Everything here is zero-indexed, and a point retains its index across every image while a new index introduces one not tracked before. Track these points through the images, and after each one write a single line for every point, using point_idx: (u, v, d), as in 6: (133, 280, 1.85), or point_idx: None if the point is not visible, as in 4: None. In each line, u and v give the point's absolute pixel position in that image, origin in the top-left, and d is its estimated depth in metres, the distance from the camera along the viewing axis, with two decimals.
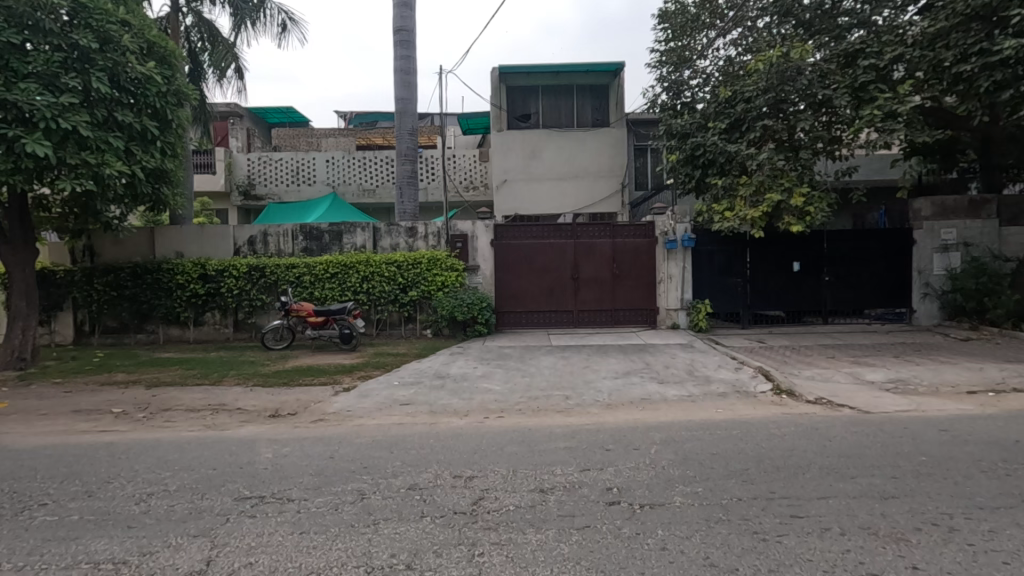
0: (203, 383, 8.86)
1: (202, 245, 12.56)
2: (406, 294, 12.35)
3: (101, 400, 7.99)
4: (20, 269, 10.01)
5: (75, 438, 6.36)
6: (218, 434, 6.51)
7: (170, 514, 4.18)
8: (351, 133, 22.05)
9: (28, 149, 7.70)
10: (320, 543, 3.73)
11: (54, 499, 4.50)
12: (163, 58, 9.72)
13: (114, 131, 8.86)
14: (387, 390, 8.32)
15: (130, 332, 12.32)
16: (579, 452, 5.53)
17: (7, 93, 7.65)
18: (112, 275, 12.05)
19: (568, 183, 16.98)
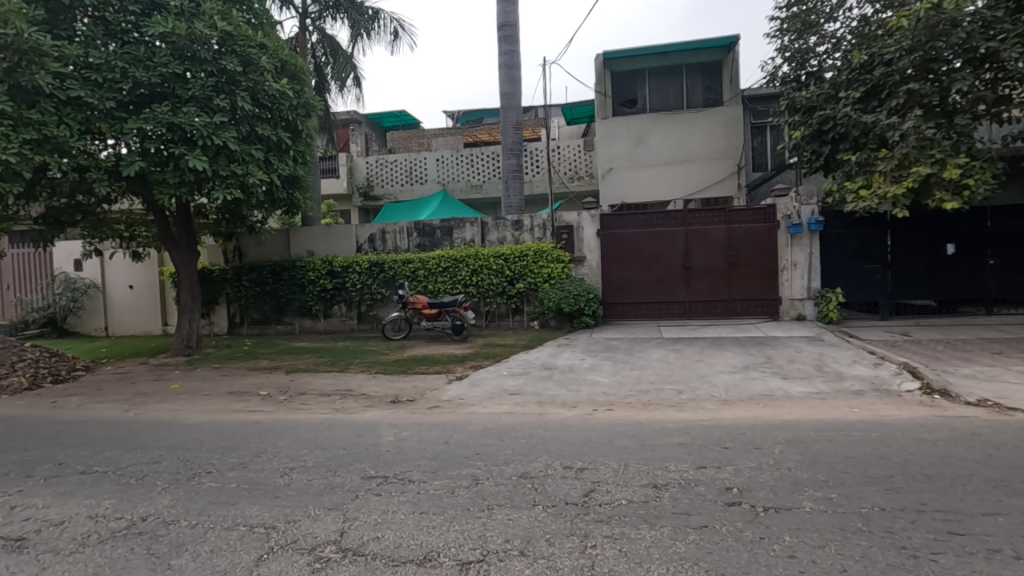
0: (332, 370, 9.70)
1: (329, 243, 13.72)
2: (513, 287, 12.57)
3: (251, 383, 9.06)
4: (187, 269, 11.61)
5: (232, 416, 7.28)
6: (347, 417, 7.11)
7: (309, 488, 4.64)
8: (458, 131, 22.84)
9: (190, 165, 8.89)
10: (439, 524, 3.93)
11: (217, 468, 5.18)
12: (294, 75, 10.72)
13: (256, 144, 9.92)
14: (496, 380, 8.56)
15: (271, 323, 13.78)
16: (694, 449, 5.30)
17: (174, 116, 8.85)
18: (256, 272, 13.55)
19: (678, 168, 16.23)
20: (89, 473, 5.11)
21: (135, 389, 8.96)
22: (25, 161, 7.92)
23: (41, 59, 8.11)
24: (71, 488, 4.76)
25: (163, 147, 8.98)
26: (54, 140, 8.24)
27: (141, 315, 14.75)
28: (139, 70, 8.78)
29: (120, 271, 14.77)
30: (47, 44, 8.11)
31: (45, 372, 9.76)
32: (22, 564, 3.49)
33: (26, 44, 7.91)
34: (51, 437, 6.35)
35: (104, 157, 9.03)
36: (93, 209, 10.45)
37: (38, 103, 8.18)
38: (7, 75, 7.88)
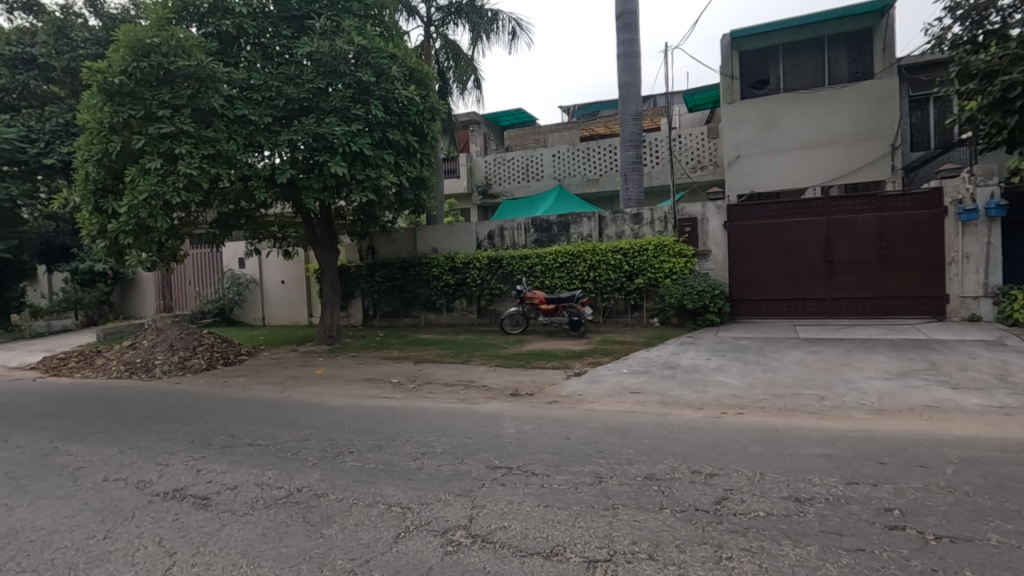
0: (456, 362, 10.15)
1: (452, 240, 14.35)
2: (632, 282, 12.26)
3: (384, 371, 9.78)
4: (328, 266, 12.80)
5: (369, 401, 7.90)
6: (470, 407, 7.40)
7: (439, 473, 4.88)
8: (574, 126, 22.75)
9: (331, 170, 9.77)
10: (564, 519, 3.93)
11: (358, 449, 5.65)
12: (421, 81, 11.32)
13: (387, 149, 10.65)
14: (616, 377, 8.40)
15: (399, 316, 14.75)
16: (843, 462, 4.78)
17: (318, 127, 9.77)
18: (387, 268, 14.56)
19: (817, 153, 14.76)
20: (255, 445, 5.82)
21: (288, 373, 10.08)
22: (203, 173, 9.20)
23: (215, 84, 9.37)
24: (241, 458, 5.44)
25: (310, 156, 9.95)
26: (225, 154, 9.48)
27: (291, 307, 16.54)
28: (290, 87, 9.81)
29: (274, 268, 16.66)
30: (219, 70, 9.35)
31: (218, 356, 11.32)
32: (207, 520, 4.05)
33: (205, 73, 9.19)
34: (224, 412, 7.33)
35: (263, 167, 10.22)
36: (253, 213, 11.89)
37: (213, 123, 9.45)
38: (190, 101, 9.21)
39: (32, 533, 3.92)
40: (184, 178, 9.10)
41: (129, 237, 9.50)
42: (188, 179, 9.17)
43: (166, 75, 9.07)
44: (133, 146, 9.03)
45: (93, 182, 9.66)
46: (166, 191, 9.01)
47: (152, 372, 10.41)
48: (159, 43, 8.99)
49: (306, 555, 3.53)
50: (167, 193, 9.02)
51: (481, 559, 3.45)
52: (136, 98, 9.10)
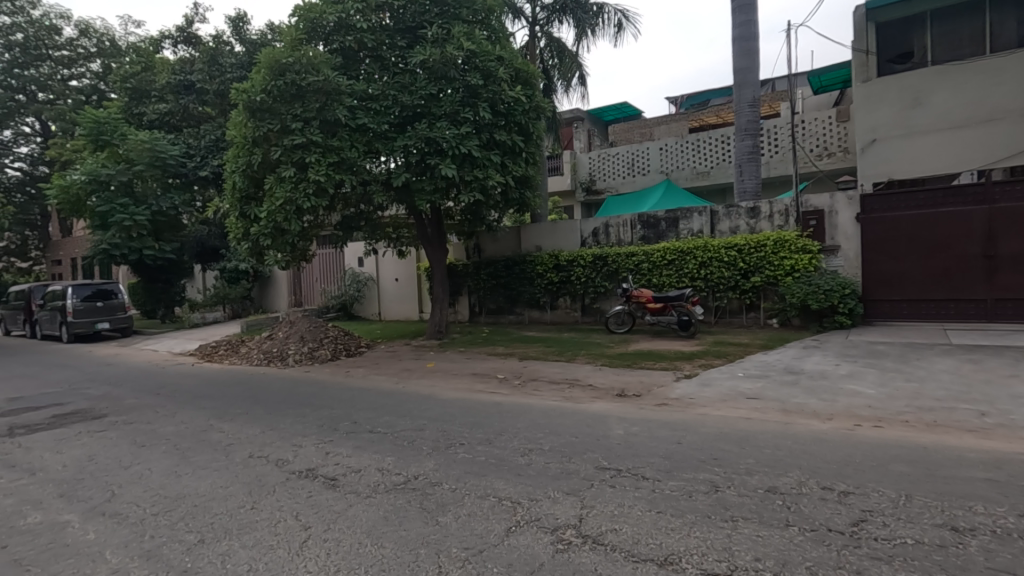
0: (560, 360, 10.15)
1: (556, 238, 14.37)
2: (748, 280, 11.51)
3: (490, 367, 10.04)
4: (438, 265, 13.36)
5: (476, 396, 8.13)
6: (576, 406, 7.35)
7: (547, 470, 4.90)
8: (683, 117, 21.81)
9: (441, 172, 10.18)
10: (678, 527, 3.77)
11: (468, 442, 5.83)
12: (527, 81, 11.46)
13: (494, 149, 10.90)
14: (730, 381, 7.93)
15: (504, 313, 15.05)
16: (1013, 490, 4.12)
17: (430, 132, 10.23)
18: (492, 266, 14.90)
19: (974, 132, 12.87)
20: (375, 432, 6.22)
21: (402, 366, 10.69)
22: (329, 180, 10.00)
23: (340, 96, 10.16)
24: (364, 443, 5.85)
25: (422, 160, 10.45)
26: (347, 161, 10.23)
27: (404, 303, 17.51)
28: (405, 95, 10.35)
29: (389, 266, 17.72)
30: (343, 84, 10.12)
31: (340, 347, 12.28)
32: (336, 499, 4.39)
33: (330, 87, 9.99)
34: (348, 400, 7.93)
35: (380, 172, 10.90)
36: (371, 215, 12.73)
37: (337, 133, 10.23)
38: (318, 113, 10.06)
39: (195, 498, 4.49)
40: (313, 185, 9.96)
41: (268, 239, 10.59)
42: (317, 185, 10.01)
43: (298, 91, 9.98)
44: (271, 157, 10.04)
45: (239, 191, 10.88)
46: (298, 197, 9.92)
47: (286, 361, 11.53)
48: (293, 62, 9.92)
49: (424, 540, 3.70)
50: (299, 198, 9.92)
51: (593, 560, 3.41)
52: (274, 114, 10.10)
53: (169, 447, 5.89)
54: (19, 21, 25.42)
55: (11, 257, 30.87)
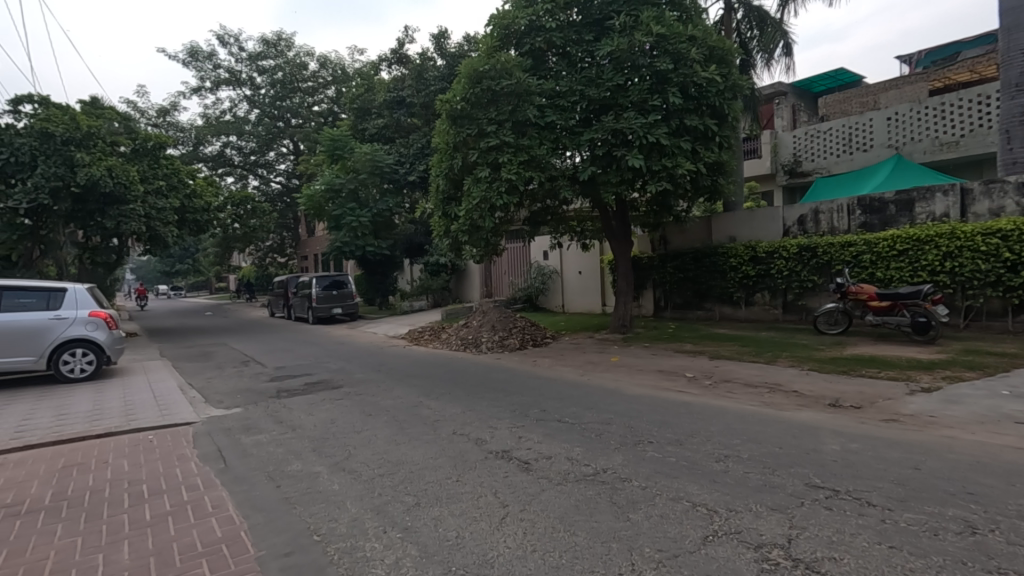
0: (758, 361, 9.28)
1: (753, 228, 13.18)
2: (1016, 275, 9.21)
3: (678, 365, 9.61)
4: (622, 258, 13.19)
5: (664, 394, 7.85)
6: (778, 413, 6.66)
7: (747, 481, 4.52)
8: (920, 78, 18.21)
9: (628, 164, 9.99)
10: (919, 569, 3.17)
11: (657, 440, 5.66)
12: (722, 58, 10.67)
13: (684, 136, 10.37)
14: (988, 399, 6.43)
15: (692, 308, 14.28)
16: None
17: (616, 124, 10.13)
18: (679, 259, 14.22)
19: None
20: (563, 422, 6.40)
21: (586, 358, 10.82)
22: (519, 178, 10.50)
23: (530, 97, 10.61)
24: (553, 431, 6.05)
25: (608, 152, 10.38)
26: (536, 159, 10.62)
27: (587, 296, 17.70)
28: (592, 89, 10.38)
29: (573, 260, 18.05)
30: (533, 85, 10.56)
31: (528, 337, 12.89)
32: (529, 482, 4.62)
33: (522, 89, 10.52)
34: (536, 388, 8.29)
35: (566, 168, 11.13)
36: (556, 209, 13.07)
37: (527, 132, 10.69)
38: (511, 115, 10.64)
39: (411, 466, 5.11)
40: (505, 183, 10.56)
41: (466, 235, 11.53)
42: (509, 183, 10.58)
43: (492, 96, 10.65)
44: (469, 160, 10.88)
45: (442, 192, 12.02)
46: (492, 196, 10.62)
47: (480, 347, 12.49)
48: (489, 69, 10.62)
49: (616, 535, 3.69)
50: (492, 197, 10.61)
51: None
52: (471, 119, 10.93)
53: (389, 418, 6.80)
54: (279, 62, 31.46)
55: (274, 253, 38.54)
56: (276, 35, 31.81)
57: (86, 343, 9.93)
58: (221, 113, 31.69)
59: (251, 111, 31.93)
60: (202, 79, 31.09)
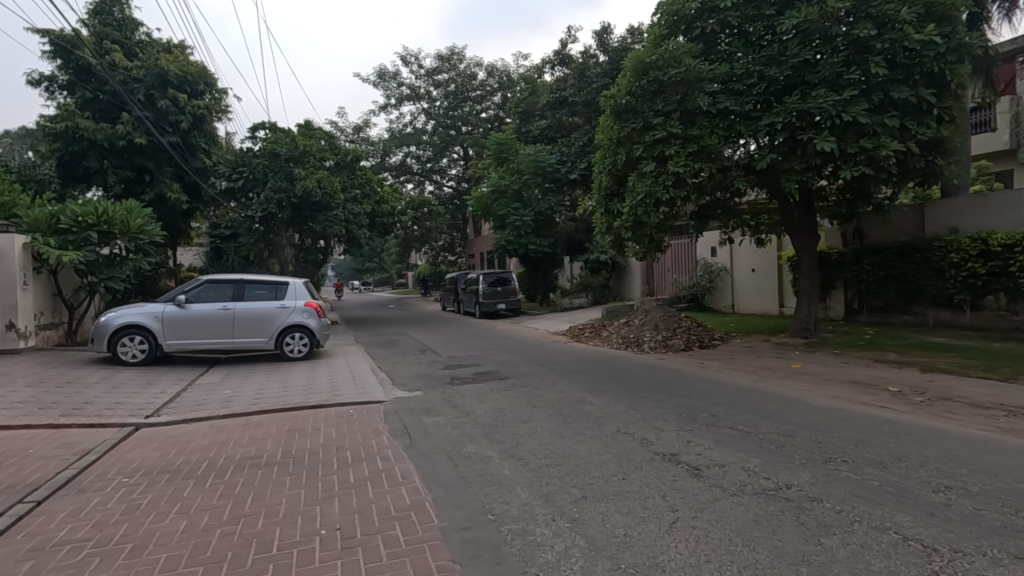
0: (990, 378, 7.65)
1: (984, 216, 10.98)
2: None
3: (877, 376, 8.34)
4: (806, 253, 11.83)
5: (860, 408, 6.89)
6: (1020, 442, 5.44)
7: (977, 519, 3.77)
8: None
9: (817, 148, 8.92)
10: None
11: (853, 459, 4.99)
12: (943, 15, 9.08)
13: (889, 111, 9.00)
14: None
15: (895, 312, 12.31)
16: None
17: (803, 104, 9.12)
18: (879, 255, 12.35)
19: None
20: (737, 429, 5.96)
21: (761, 363, 9.92)
22: (688, 170, 9.97)
23: (700, 84, 10.06)
24: (726, 439, 5.67)
25: (792, 136, 9.39)
26: (707, 149, 10.01)
27: (762, 297, 16.24)
28: (773, 68, 9.49)
29: (746, 257, 16.69)
30: (704, 70, 9.99)
31: (694, 338, 12.24)
32: (702, 489, 4.39)
33: (691, 76, 10.01)
34: (704, 392, 7.83)
35: (741, 157, 10.26)
36: (728, 202, 12.19)
37: (697, 122, 10.13)
38: (679, 105, 10.17)
39: (577, 459, 5.19)
40: (672, 176, 10.11)
41: (628, 231, 11.29)
42: (676, 176, 10.11)
43: (659, 87, 10.29)
44: (634, 154, 10.63)
45: (605, 189, 11.93)
46: (658, 190, 10.23)
47: (642, 347, 12.17)
48: (656, 60, 10.28)
49: (804, 558, 3.33)
50: (658, 191, 10.23)
51: None
52: (636, 113, 10.69)
53: (553, 411, 6.97)
54: (452, 74, 34.01)
55: (446, 252, 41.84)
56: (450, 50, 34.43)
57: (302, 328, 11.81)
58: (403, 126, 35.25)
59: (427, 122, 34.95)
60: (388, 97, 34.88)
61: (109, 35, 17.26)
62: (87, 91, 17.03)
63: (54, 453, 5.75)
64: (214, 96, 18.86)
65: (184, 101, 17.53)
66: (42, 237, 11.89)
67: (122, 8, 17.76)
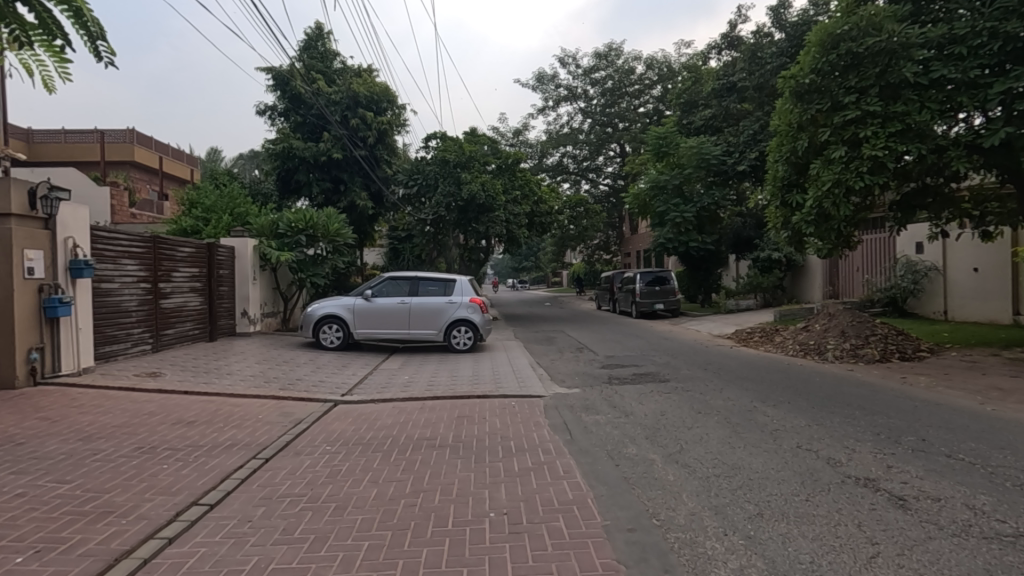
0: None
1: None
2: None
3: None
4: None
5: None
6: None
7: None
8: None
9: None
10: None
11: None
12: None
13: None
14: None
15: None
16: None
17: None
18: None
19: None
20: (957, 459, 4.99)
21: (988, 382, 8.18)
22: (890, 153, 8.61)
23: (908, 52, 8.63)
24: (941, 469, 4.78)
25: None
26: (915, 127, 8.55)
27: (988, 302, 13.47)
28: (1012, 22, 7.82)
29: (964, 254, 13.99)
30: (915, 34, 8.54)
31: (893, 348, 10.57)
32: (910, 523, 3.76)
33: (896, 43, 8.62)
34: (909, 411, 6.70)
35: (960, 133, 8.77)
36: (942, 188, 10.37)
37: (902, 96, 8.71)
38: (879, 79, 8.84)
39: (751, 472, 4.79)
40: (868, 161, 8.80)
41: (810, 226, 10.11)
42: (873, 161, 8.78)
43: (854, 60, 9.06)
44: (819, 139, 9.49)
45: (781, 179, 10.80)
46: (849, 178, 8.98)
47: (825, 355, 10.82)
48: (849, 30, 9.08)
49: None
50: (849, 179, 8.98)
51: None
52: (823, 92, 9.52)
53: (721, 419, 6.52)
54: (609, 71, 33.67)
55: (601, 250, 41.55)
56: (607, 47, 34.11)
57: (467, 322, 12.65)
58: (560, 126, 35.74)
59: (584, 121, 35.02)
60: (546, 99, 35.62)
61: (315, 67, 20.21)
62: (299, 116, 20.14)
63: (275, 420, 6.91)
64: (395, 111, 21.00)
65: (370, 118, 19.95)
66: (267, 240, 14.34)
67: (325, 42, 20.68)
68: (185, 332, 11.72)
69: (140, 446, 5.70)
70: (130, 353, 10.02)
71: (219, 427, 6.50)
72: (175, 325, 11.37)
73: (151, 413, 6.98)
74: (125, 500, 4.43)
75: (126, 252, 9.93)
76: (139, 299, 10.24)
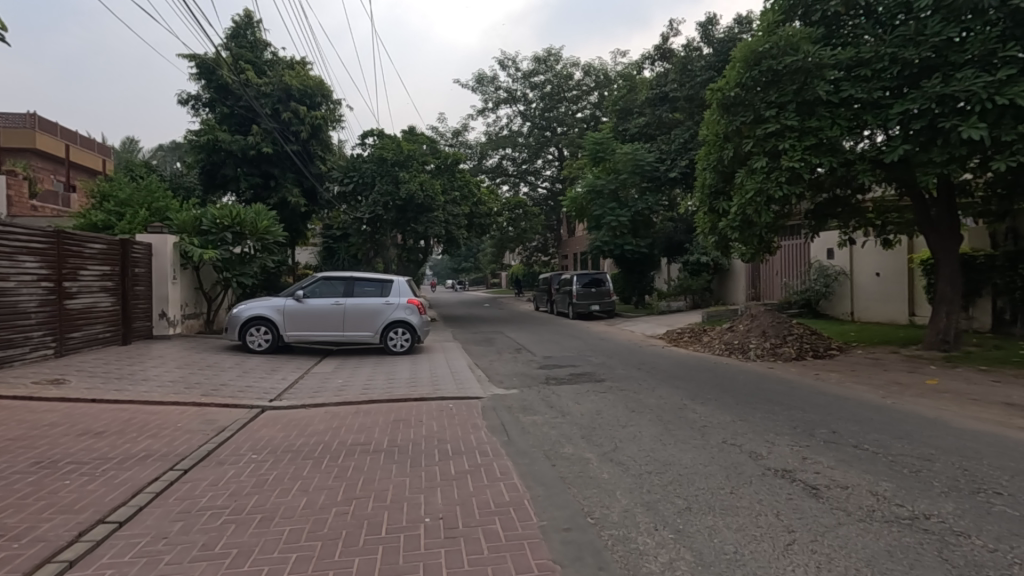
0: None
1: None
2: None
3: None
4: (946, 254, 10.51)
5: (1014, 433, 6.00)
6: None
7: None
8: None
9: (963, 136, 7.86)
10: None
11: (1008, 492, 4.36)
12: None
13: None
14: None
15: None
16: None
17: (945, 87, 8.14)
18: None
19: None
20: (862, 449, 5.41)
21: (889, 377, 8.96)
22: (805, 165, 9.22)
23: (821, 72, 9.32)
24: (850, 458, 5.16)
25: (931, 124, 8.43)
26: (827, 142, 9.21)
27: (888, 304, 14.71)
28: (909, 49, 8.61)
29: (869, 259, 15.21)
30: (827, 56, 9.24)
31: (808, 347, 11.33)
32: (822, 511, 4.04)
33: (811, 63, 9.29)
34: (821, 406, 7.20)
35: (865, 149, 9.51)
36: (849, 199, 11.26)
37: (816, 112, 9.36)
38: (796, 95, 9.46)
39: (680, 468, 4.98)
40: (787, 172, 9.41)
41: (736, 231, 10.67)
42: (791, 172, 9.39)
43: (774, 76, 9.66)
44: (743, 150, 10.02)
45: (709, 187, 11.33)
46: (769, 187, 9.56)
47: (748, 354, 11.44)
48: (769, 48, 9.66)
49: None
50: (770, 188, 9.55)
51: None
52: (746, 106, 10.08)
53: (653, 417, 6.74)
54: (548, 76, 34.17)
55: (540, 251, 42.05)
56: (546, 51, 34.69)
57: (405, 324, 12.41)
58: (499, 128, 35.90)
59: (523, 125, 35.35)
60: (486, 101, 35.67)
61: (244, 56, 19.26)
62: (225, 107, 19.11)
63: (196, 428, 6.48)
64: (330, 106, 20.34)
65: (303, 112, 19.19)
66: (189, 238, 13.47)
67: (255, 31, 19.74)
68: (95, 335, 10.82)
69: (37, 461, 5.19)
70: (28, 358, 9.12)
71: (132, 437, 6.02)
72: (83, 327, 10.47)
73: (53, 424, 6.37)
74: (18, 522, 4.00)
75: (26, 248, 9.05)
76: (40, 300, 9.35)
